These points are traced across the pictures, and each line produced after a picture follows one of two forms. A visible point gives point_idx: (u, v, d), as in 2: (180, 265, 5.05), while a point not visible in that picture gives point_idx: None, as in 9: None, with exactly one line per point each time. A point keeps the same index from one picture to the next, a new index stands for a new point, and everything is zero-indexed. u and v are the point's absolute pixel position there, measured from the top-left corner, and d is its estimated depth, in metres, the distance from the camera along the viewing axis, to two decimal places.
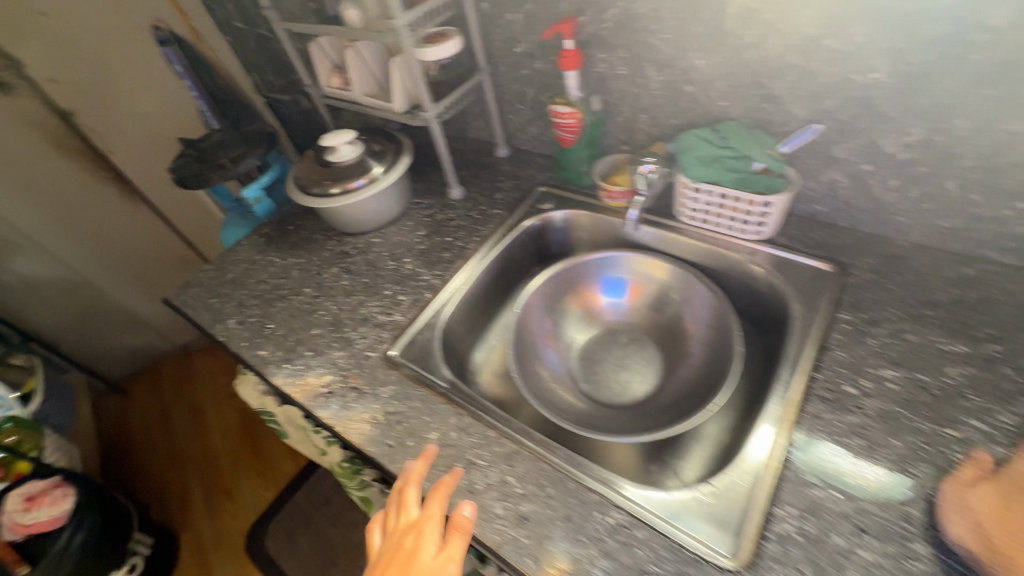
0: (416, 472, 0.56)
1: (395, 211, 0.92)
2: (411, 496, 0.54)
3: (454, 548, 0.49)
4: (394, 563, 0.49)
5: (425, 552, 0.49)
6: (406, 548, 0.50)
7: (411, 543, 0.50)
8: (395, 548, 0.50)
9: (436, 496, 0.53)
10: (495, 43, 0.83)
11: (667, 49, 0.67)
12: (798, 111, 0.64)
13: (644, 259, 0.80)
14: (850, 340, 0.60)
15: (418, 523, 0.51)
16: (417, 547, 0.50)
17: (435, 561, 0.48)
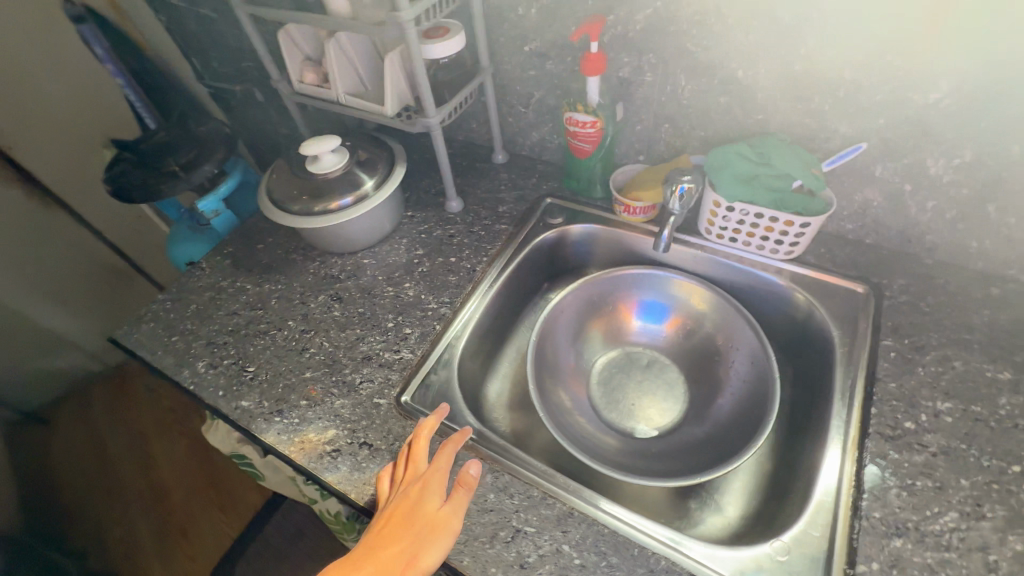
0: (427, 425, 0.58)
1: (387, 227, 0.81)
2: (420, 448, 0.55)
3: (459, 501, 0.51)
4: (399, 510, 0.50)
5: (431, 500, 0.50)
6: (411, 497, 0.50)
7: (417, 492, 0.51)
8: (401, 496, 0.51)
9: (445, 451, 0.54)
10: (502, 39, 0.74)
11: (706, 56, 0.62)
12: (841, 128, 0.61)
13: (685, 284, 0.74)
14: (899, 369, 0.58)
15: (425, 473, 0.52)
16: (423, 495, 0.50)
17: (441, 513, 0.49)
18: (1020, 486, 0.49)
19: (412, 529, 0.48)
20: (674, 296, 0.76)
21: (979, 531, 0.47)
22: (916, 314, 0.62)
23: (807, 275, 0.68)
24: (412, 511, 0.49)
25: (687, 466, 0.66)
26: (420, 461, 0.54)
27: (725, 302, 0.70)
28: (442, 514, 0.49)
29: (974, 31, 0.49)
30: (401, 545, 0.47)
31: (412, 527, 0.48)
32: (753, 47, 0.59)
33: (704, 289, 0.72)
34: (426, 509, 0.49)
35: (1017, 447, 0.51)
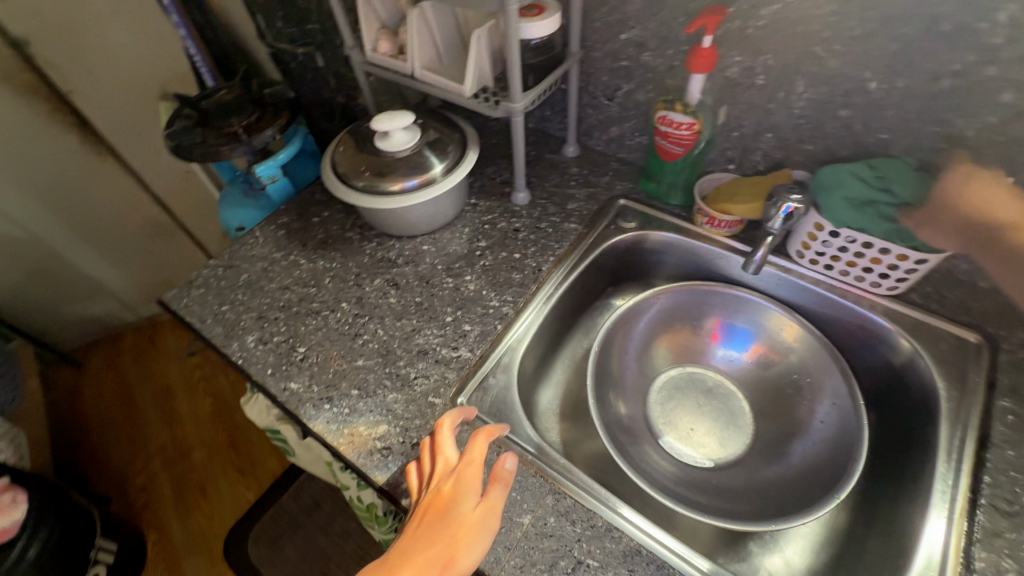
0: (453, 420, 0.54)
1: (450, 214, 0.77)
2: (448, 442, 0.51)
3: (495, 496, 0.46)
4: (433, 508, 0.45)
5: (466, 495, 0.46)
6: (445, 493, 0.46)
7: (451, 488, 0.46)
8: (433, 494, 0.47)
9: (478, 442, 0.50)
10: (597, 23, 0.69)
11: (836, 63, 0.55)
12: (984, 158, 0.54)
13: (778, 317, 0.68)
14: (1016, 435, 0.52)
15: (457, 466, 0.48)
16: (458, 492, 0.46)
17: (478, 511, 0.45)
18: None
19: (448, 526, 0.44)
20: (758, 323, 0.71)
21: None
22: None
23: (910, 315, 0.62)
24: (446, 508, 0.45)
25: (753, 509, 0.61)
26: (449, 455, 0.50)
27: (819, 343, 0.64)
28: (478, 511, 0.45)
29: None
30: (438, 545, 0.43)
31: (448, 525, 0.44)
32: (896, 57, 0.52)
33: (799, 325, 0.66)
34: (461, 507, 0.45)
35: None
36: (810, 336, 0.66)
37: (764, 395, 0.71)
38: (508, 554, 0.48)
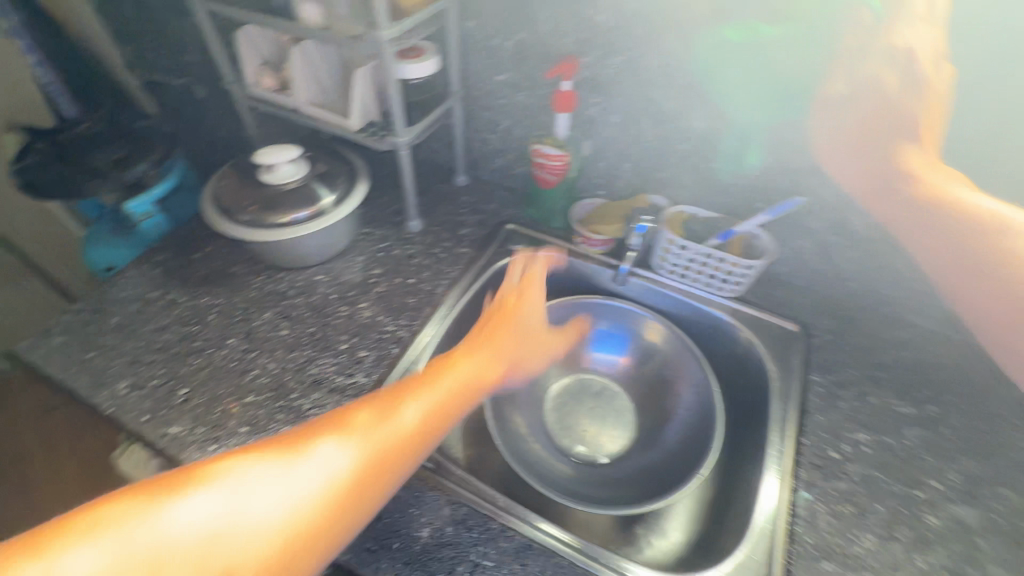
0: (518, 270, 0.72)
1: (342, 244, 0.78)
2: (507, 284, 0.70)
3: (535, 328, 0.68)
4: (501, 318, 0.66)
5: (515, 325, 0.66)
6: (512, 310, 0.67)
7: (516, 307, 0.67)
8: (500, 310, 0.67)
9: (537, 266, 0.72)
10: (474, 66, 0.76)
11: (670, 105, 0.67)
12: (783, 182, 0.67)
13: (642, 319, 0.78)
14: (825, 403, 0.64)
15: (511, 305, 0.67)
16: (523, 309, 0.68)
17: (536, 331, 0.68)
18: (922, 509, 0.56)
19: (505, 344, 0.63)
20: (629, 328, 0.80)
21: (892, 553, 0.53)
22: (838, 352, 0.70)
23: (747, 312, 0.73)
24: (505, 331, 0.64)
25: (636, 494, 0.68)
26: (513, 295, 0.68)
27: (679, 341, 0.74)
28: (523, 341, 0.66)
29: None
30: (496, 351, 0.61)
31: (514, 333, 0.65)
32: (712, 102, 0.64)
33: (660, 326, 0.76)
34: (524, 325, 0.67)
35: (920, 474, 0.59)
36: (670, 335, 0.76)
37: (641, 391, 0.80)
38: (408, 568, 0.50)
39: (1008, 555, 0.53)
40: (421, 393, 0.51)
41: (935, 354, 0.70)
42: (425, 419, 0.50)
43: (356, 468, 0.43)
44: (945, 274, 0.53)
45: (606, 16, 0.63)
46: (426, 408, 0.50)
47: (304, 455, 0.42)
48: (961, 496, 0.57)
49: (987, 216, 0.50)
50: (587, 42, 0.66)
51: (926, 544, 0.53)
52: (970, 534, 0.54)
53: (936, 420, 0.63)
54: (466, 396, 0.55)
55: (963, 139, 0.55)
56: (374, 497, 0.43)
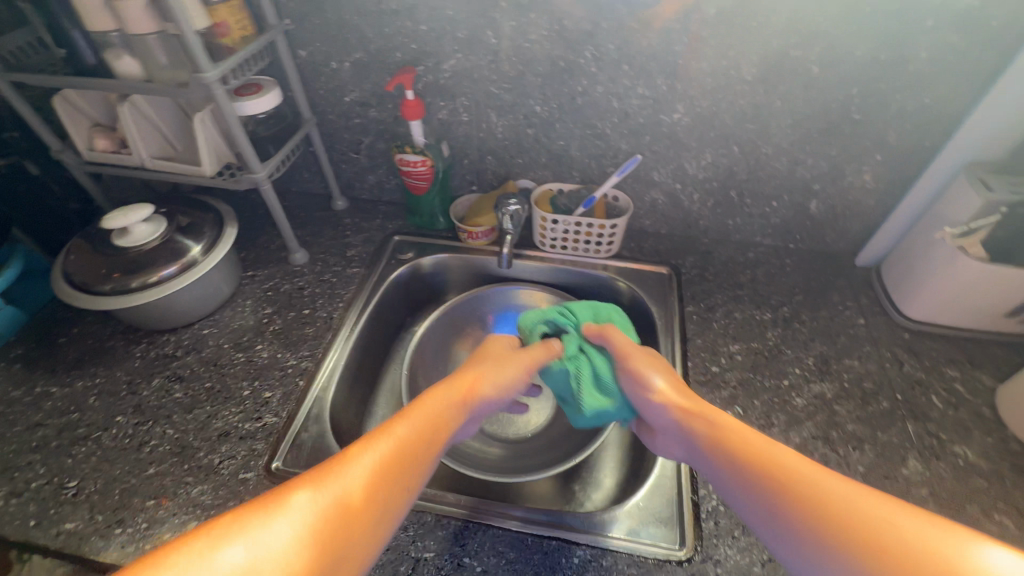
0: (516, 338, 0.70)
1: (225, 291, 0.76)
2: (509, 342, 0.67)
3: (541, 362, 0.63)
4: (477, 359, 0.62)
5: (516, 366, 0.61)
6: (490, 351, 0.63)
7: (493, 350, 0.64)
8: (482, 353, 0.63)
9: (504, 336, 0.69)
10: (321, 92, 0.78)
11: (508, 96, 0.73)
12: (623, 145, 0.75)
13: (527, 292, 0.84)
14: (701, 328, 0.73)
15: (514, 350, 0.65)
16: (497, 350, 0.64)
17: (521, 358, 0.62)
18: (790, 393, 0.65)
19: (487, 372, 0.58)
20: (519, 304, 0.85)
21: (772, 436, 0.61)
22: (703, 282, 0.80)
23: (623, 266, 0.82)
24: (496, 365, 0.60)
25: (565, 453, 0.73)
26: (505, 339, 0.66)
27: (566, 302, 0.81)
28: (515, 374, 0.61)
29: (690, 70, 0.65)
30: (475, 377, 0.57)
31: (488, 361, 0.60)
32: (543, 88, 0.71)
33: (545, 293, 0.82)
34: (502, 354, 0.62)
35: (785, 366, 0.68)
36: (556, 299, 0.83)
37: None
38: None
39: (858, 411, 0.63)
40: (380, 436, 0.44)
41: (780, 265, 0.82)
42: (387, 470, 0.42)
43: (302, 530, 0.35)
44: (808, 545, 0.36)
45: (427, 25, 0.67)
46: (384, 454, 0.43)
47: (258, 514, 0.35)
48: (817, 374, 0.67)
49: (836, 497, 0.37)
50: (418, 53, 0.70)
51: (797, 422, 0.62)
52: (829, 404, 0.64)
53: (789, 319, 0.74)
54: (433, 440, 0.47)
55: (747, 81, 0.65)
56: (321, 566, 0.34)
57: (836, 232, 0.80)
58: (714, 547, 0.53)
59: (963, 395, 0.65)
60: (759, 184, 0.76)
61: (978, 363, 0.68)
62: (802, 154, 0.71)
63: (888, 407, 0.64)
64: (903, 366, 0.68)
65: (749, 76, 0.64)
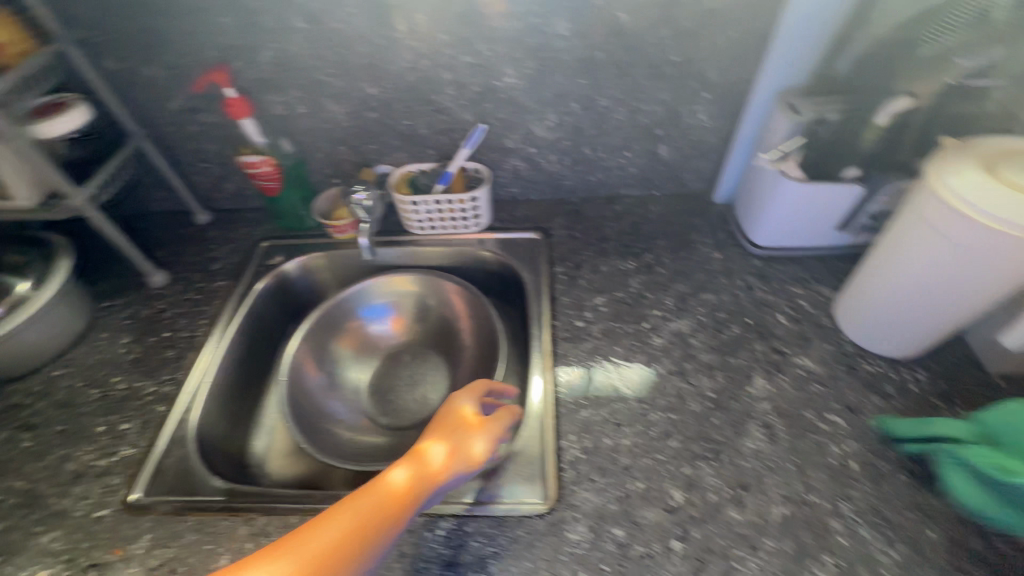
0: (484, 387, 0.62)
1: (76, 327, 0.72)
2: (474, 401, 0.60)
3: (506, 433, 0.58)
4: (440, 429, 0.55)
5: (476, 438, 0.55)
6: (456, 418, 0.57)
7: (460, 417, 0.57)
8: (446, 421, 0.57)
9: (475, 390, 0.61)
10: (142, 101, 0.73)
11: (337, 82, 0.70)
12: (467, 117, 0.74)
13: (387, 280, 0.83)
14: (568, 286, 0.74)
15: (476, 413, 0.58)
16: (464, 417, 0.57)
17: (487, 431, 0.55)
18: (649, 336, 0.68)
19: (442, 457, 0.52)
20: (383, 294, 0.84)
21: (631, 379, 0.64)
22: (572, 241, 0.81)
23: (494, 239, 0.83)
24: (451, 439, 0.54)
25: None
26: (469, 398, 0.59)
27: (430, 276, 0.82)
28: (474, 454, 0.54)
29: (507, 31, 0.64)
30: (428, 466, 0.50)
31: (449, 439, 0.54)
32: (369, 69, 0.68)
33: (406, 274, 0.82)
34: (465, 427, 0.55)
35: (646, 310, 0.71)
36: (419, 277, 0.83)
37: (432, 337, 0.86)
38: None
39: (711, 342, 0.67)
40: (301, 552, 0.40)
41: (644, 214, 0.84)
42: None
43: None
44: None
45: (228, 18, 0.64)
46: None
47: None
48: (675, 313, 0.70)
49: None
50: (228, 47, 0.66)
51: (654, 361, 0.65)
52: (685, 339, 0.67)
53: (652, 265, 0.77)
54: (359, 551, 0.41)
55: (565, 37, 0.65)
56: None
57: (690, 174, 0.82)
58: (572, 494, 0.55)
59: (806, 310, 0.69)
60: (608, 137, 0.77)
61: (819, 278, 0.72)
62: (638, 102, 0.72)
63: (739, 332, 0.67)
64: (752, 291, 0.72)
65: (565, 31, 0.64)
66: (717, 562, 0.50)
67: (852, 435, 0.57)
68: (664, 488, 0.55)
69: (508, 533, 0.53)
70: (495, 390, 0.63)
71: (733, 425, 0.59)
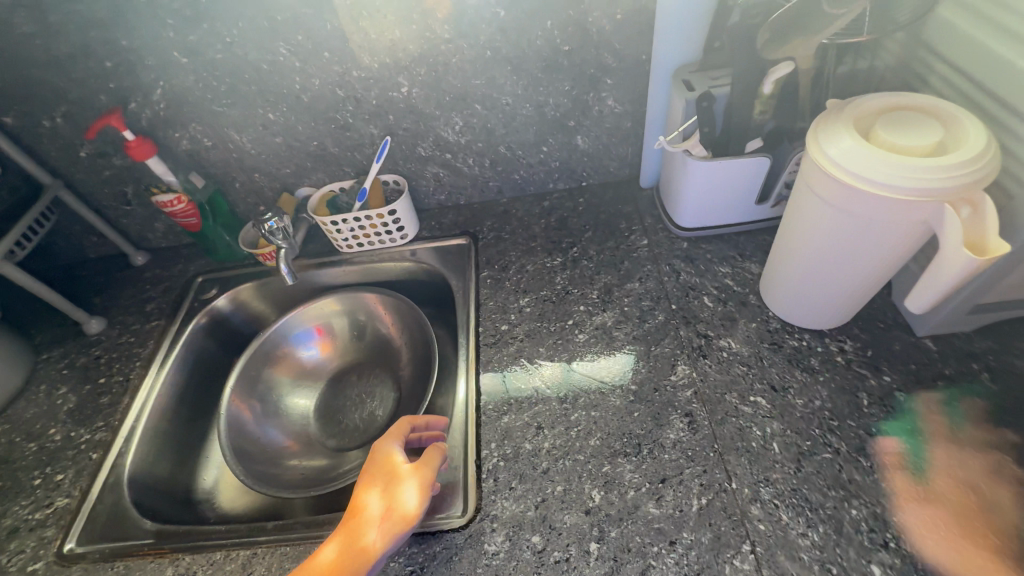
0: (404, 426, 0.59)
1: (12, 382, 0.73)
2: (390, 448, 0.56)
3: (434, 471, 0.53)
4: (360, 491, 0.53)
5: (396, 495, 0.51)
6: (377, 473, 0.54)
7: (381, 471, 0.54)
8: (367, 478, 0.54)
9: (396, 433, 0.58)
10: (52, 152, 0.74)
11: (235, 112, 0.70)
12: (373, 130, 0.73)
13: (313, 306, 0.83)
14: (493, 290, 0.73)
15: (388, 464, 0.54)
16: (383, 471, 0.54)
17: (405, 486, 0.52)
18: (573, 333, 0.67)
19: (360, 529, 0.50)
20: (313, 322, 0.84)
21: (554, 379, 0.62)
22: (500, 242, 0.80)
23: (423, 248, 0.81)
24: (359, 507, 0.52)
25: None
26: (383, 445, 0.56)
27: (355, 294, 0.83)
28: (383, 517, 0.50)
29: (386, 41, 0.64)
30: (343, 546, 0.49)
31: (367, 507, 0.51)
32: (262, 93, 0.68)
33: (331, 297, 0.83)
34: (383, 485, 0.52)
35: (571, 306, 0.69)
36: (345, 297, 0.84)
37: (370, 353, 0.86)
38: None
39: (635, 332, 0.65)
40: None
41: (573, 207, 0.82)
42: None
43: None
44: None
45: (113, 61, 0.65)
46: None
47: None
48: (600, 306, 0.69)
49: None
50: (120, 90, 0.67)
51: (577, 358, 0.64)
52: (609, 332, 0.66)
53: (578, 258, 0.75)
54: None
55: (447, 39, 0.65)
56: None
57: (614, 161, 0.80)
58: (490, 505, 0.54)
59: (732, 289, 0.67)
60: (521, 134, 0.76)
61: (747, 255, 0.70)
62: (541, 95, 0.71)
63: (663, 319, 0.66)
64: (678, 276, 0.70)
65: (446, 34, 0.64)
66: (634, 561, 0.48)
67: (775, 415, 0.55)
68: (584, 489, 0.53)
69: (426, 550, 0.52)
70: (422, 421, 0.60)
71: (655, 416, 0.57)
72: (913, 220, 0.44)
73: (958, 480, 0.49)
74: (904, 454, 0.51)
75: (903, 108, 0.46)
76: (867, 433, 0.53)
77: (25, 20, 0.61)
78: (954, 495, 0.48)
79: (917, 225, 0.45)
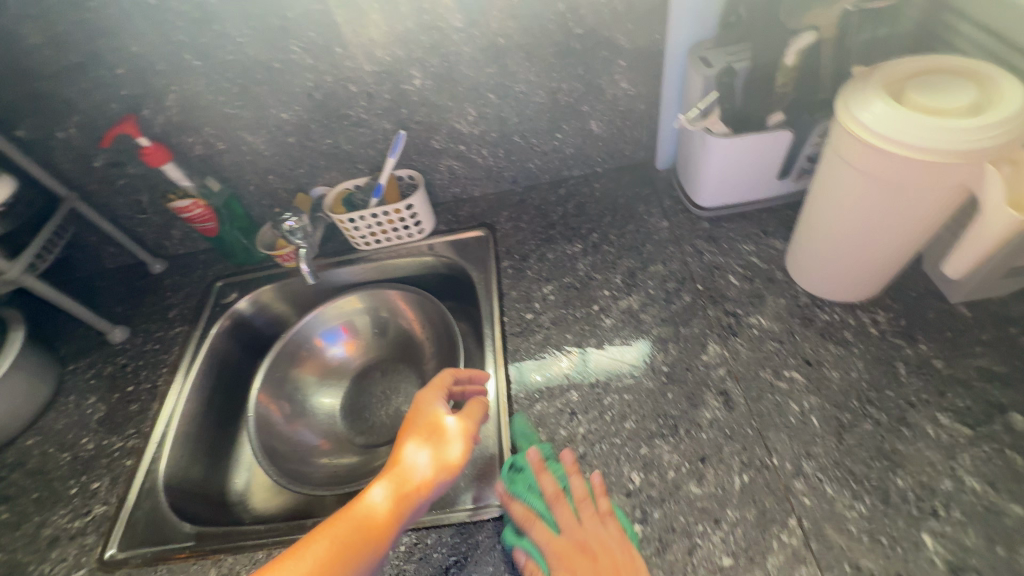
0: (447, 378, 0.60)
1: (41, 394, 0.73)
2: (434, 399, 0.57)
3: (477, 425, 0.55)
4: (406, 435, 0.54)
5: (444, 443, 0.52)
6: (423, 420, 0.55)
7: (426, 419, 0.55)
8: (413, 424, 0.55)
9: (440, 384, 0.59)
10: (67, 164, 0.74)
11: (247, 113, 0.70)
12: (386, 125, 0.73)
13: (335, 305, 0.83)
14: (515, 279, 0.73)
15: (433, 414, 0.55)
16: (429, 418, 0.55)
17: (453, 434, 0.53)
18: (599, 318, 0.66)
19: (408, 471, 0.50)
20: (335, 320, 0.84)
21: (584, 365, 0.62)
22: (518, 232, 0.79)
23: (441, 242, 0.81)
24: (403, 454, 0.52)
25: None
26: (428, 395, 0.57)
27: (376, 290, 0.83)
28: (431, 465, 0.51)
29: (398, 33, 0.64)
30: (393, 486, 0.49)
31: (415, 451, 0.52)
32: (275, 93, 0.68)
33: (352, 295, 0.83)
34: (430, 432, 0.53)
35: (595, 292, 0.69)
36: (366, 294, 0.84)
37: (394, 349, 0.86)
38: None
39: (663, 314, 0.65)
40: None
41: (590, 193, 0.81)
42: None
43: None
44: None
45: (124, 68, 0.65)
46: None
47: None
48: (624, 290, 0.68)
49: None
50: (132, 97, 0.67)
51: (606, 343, 0.64)
52: (636, 315, 0.65)
53: (599, 243, 0.75)
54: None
55: (459, 29, 0.64)
56: None
57: (629, 144, 0.80)
58: None
59: (758, 266, 0.66)
60: (535, 122, 0.75)
61: (771, 231, 0.69)
62: (554, 81, 0.70)
63: (689, 300, 0.65)
64: (702, 256, 0.69)
65: (457, 23, 0.64)
66: (679, 541, 0.48)
67: (811, 389, 0.55)
68: (623, 472, 0.53)
69: (469, 540, 0.52)
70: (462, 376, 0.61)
71: (689, 397, 0.57)
72: (951, 183, 0.44)
73: (582, 538, 0.49)
74: (542, 516, 0.51)
75: (937, 70, 0.45)
76: (906, 403, 0.52)
77: (35, 32, 0.61)
78: (574, 553, 0.48)
79: (954, 189, 0.44)
